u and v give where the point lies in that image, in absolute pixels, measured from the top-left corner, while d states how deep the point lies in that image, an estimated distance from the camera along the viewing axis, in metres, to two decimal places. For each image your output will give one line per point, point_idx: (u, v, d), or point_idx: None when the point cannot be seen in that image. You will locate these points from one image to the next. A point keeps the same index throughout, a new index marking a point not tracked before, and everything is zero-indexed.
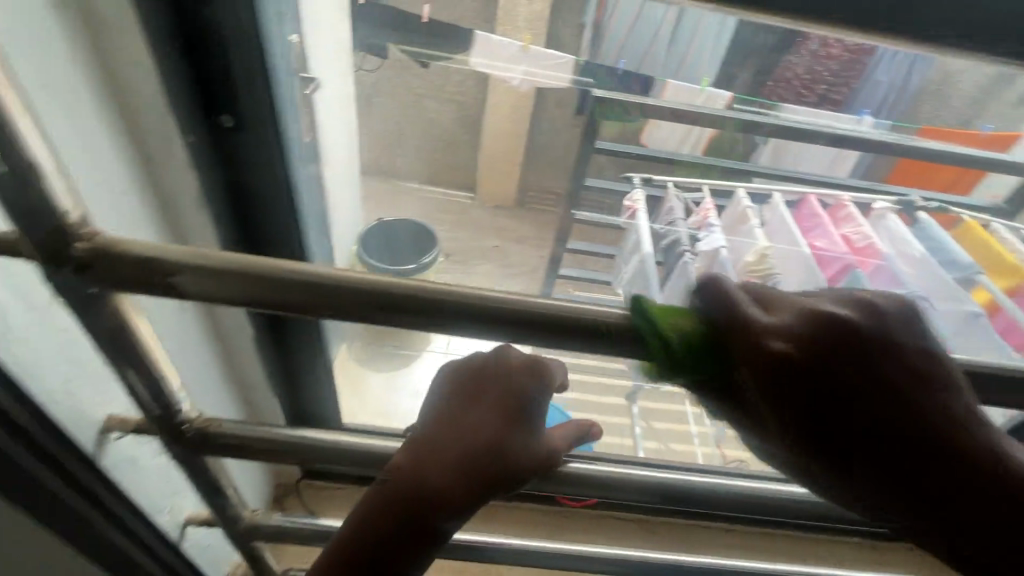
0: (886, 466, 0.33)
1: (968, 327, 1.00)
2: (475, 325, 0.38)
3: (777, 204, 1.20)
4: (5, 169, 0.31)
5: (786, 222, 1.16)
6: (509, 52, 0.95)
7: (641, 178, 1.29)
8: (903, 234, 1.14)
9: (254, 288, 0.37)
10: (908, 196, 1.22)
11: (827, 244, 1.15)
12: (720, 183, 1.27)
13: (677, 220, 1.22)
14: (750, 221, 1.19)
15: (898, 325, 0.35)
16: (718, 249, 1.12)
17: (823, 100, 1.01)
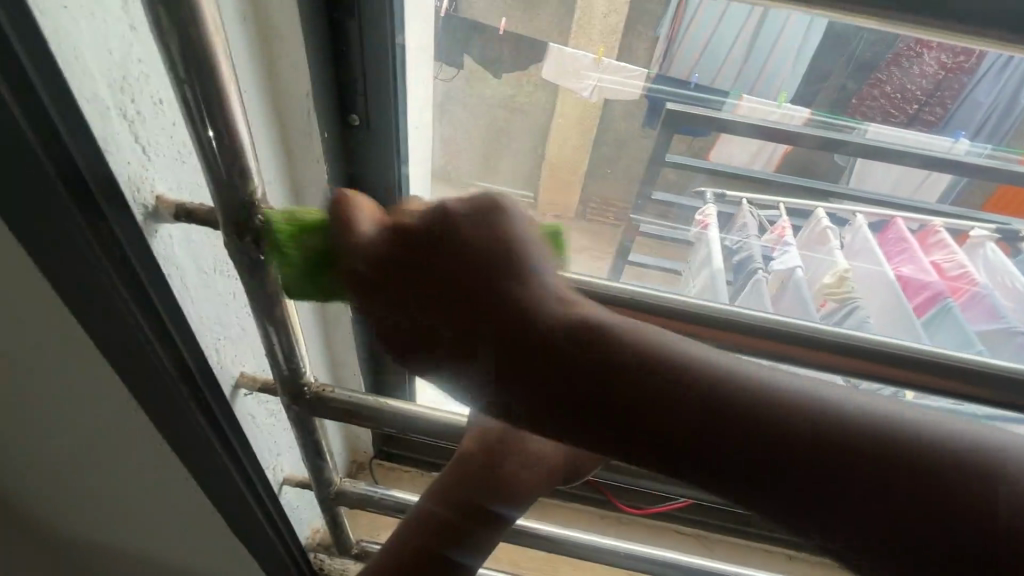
0: (512, 361, 0.45)
1: None
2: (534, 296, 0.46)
3: (860, 227, 1.16)
4: (216, 143, 0.38)
5: (870, 244, 1.11)
6: (583, 64, 0.97)
7: (714, 194, 1.29)
8: (1002, 263, 1.06)
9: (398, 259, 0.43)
10: (1011, 225, 1.12)
11: (915, 271, 1.08)
12: (800, 201, 1.23)
13: (751, 239, 1.20)
14: (831, 243, 1.14)
15: (463, 221, 0.46)
16: (792, 270, 1.10)
17: (915, 120, 0.95)
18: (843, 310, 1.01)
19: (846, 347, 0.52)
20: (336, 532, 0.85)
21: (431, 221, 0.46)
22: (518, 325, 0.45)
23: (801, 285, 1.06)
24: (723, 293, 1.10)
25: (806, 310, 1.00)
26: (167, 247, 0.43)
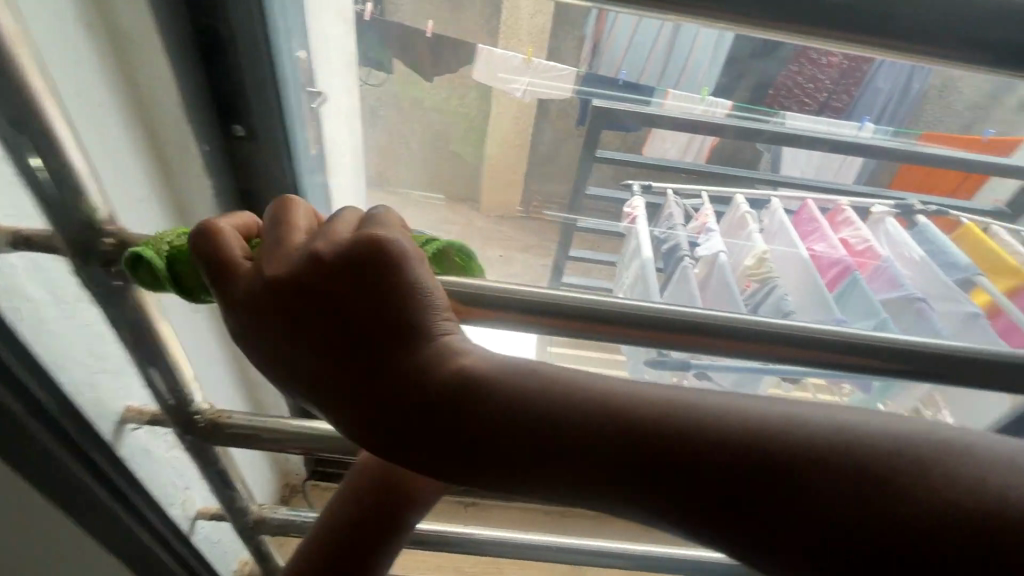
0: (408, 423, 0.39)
1: (967, 324, 0.99)
2: (509, 314, 0.44)
3: (775, 210, 1.22)
4: (45, 171, 0.37)
5: (785, 226, 1.17)
6: (511, 65, 0.96)
7: (641, 185, 1.32)
8: (901, 237, 1.14)
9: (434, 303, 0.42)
10: (907, 201, 1.22)
11: (826, 247, 1.14)
12: (720, 190, 1.30)
13: (676, 227, 1.24)
14: (751, 225, 1.20)
15: (333, 263, 0.40)
16: (717, 254, 1.13)
17: (824, 108, 1.02)
18: (763, 293, 1.07)
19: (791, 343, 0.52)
20: (264, 563, 0.81)
21: (302, 271, 0.40)
22: (416, 391, 0.39)
23: (726, 268, 1.10)
24: (653, 282, 1.14)
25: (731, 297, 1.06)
26: (7, 282, 0.41)
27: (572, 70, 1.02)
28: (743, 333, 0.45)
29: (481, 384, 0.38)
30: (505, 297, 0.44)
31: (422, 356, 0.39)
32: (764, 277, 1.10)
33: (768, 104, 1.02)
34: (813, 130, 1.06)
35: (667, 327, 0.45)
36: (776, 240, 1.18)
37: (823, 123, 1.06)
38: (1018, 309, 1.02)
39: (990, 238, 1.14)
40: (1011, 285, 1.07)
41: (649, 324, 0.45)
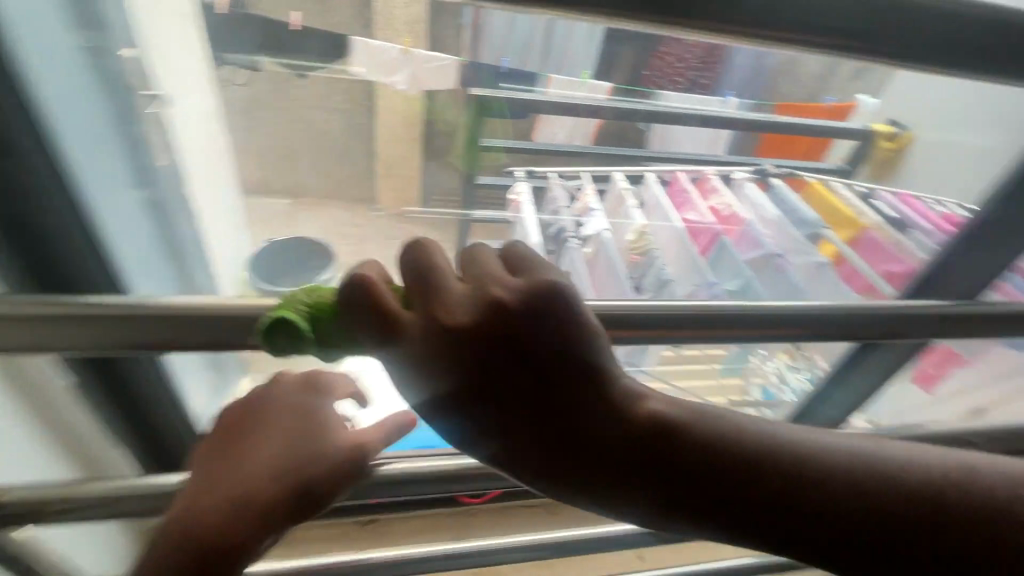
0: (579, 459, 0.42)
1: (817, 275, 1.25)
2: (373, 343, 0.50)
3: (650, 184, 1.36)
4: None
5: (661, 203, 1.36)
6: (390, 57, 0.89)
7: (523, 171, 1.34)
8: (762, 202, 1.32)
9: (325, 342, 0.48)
10: (762, 165, 1.29)
11: (697, 217, 1.36)
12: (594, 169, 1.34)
13: (561, 212, 1.39)
14: (631, 205, 1.38)
15: (520, 313, 0.42)
16: (600, 233, 1.37)
17: (693, 85, 0.98)
18: (647, 266, 1.35)
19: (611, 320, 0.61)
20: None
21: (478, 317, 0.41)
22: (597, 429, 0.42)
23: (608, 244, 1.36)
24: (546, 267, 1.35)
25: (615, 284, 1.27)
26: None
27: (454, 58, 0.93)
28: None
29: (682, 425, 0.43)
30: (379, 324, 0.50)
31: (608, 398, 0.42)
32: (643, 249, 1.38)
33: (646, 85, 0.99)
34: (681, 105, 1.06)
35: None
36: (654, 216, 1.38)
37: (694, 98, 1.04)
38: (857, 258, 1.22)
39: (833, 194, 1.25)
40: (854, 230, 1.23)
41: None
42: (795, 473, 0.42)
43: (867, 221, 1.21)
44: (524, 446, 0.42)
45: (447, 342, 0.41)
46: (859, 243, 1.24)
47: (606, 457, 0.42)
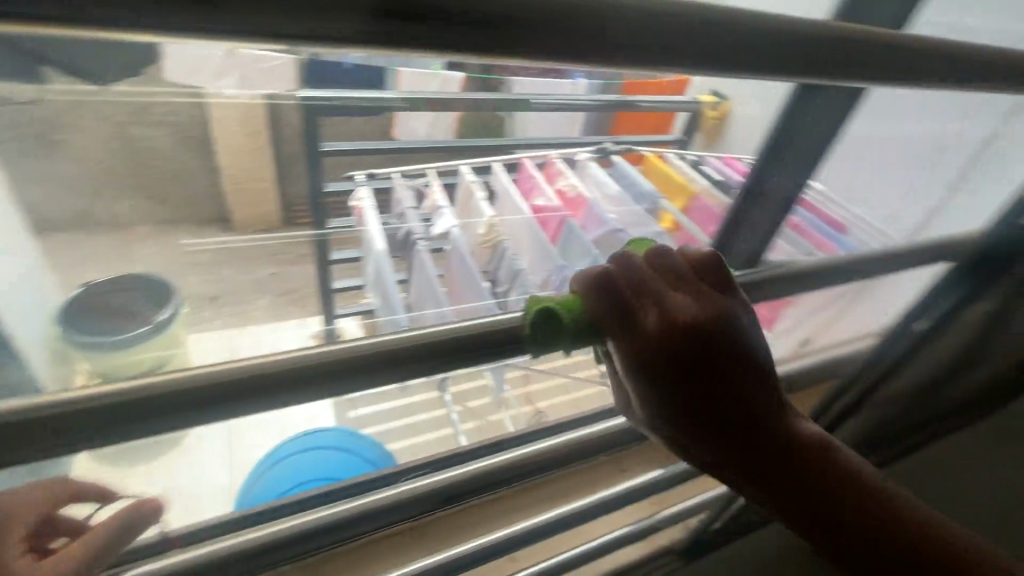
0: (755, 448, 0.48)
1: None
2: (195, 413, 0.37)
3: (498, 174, 1.16)
4: None
5: (510, 194, 1.18)
6: (213, 60, 0.65)
7: (364, 175, 1.08)
8: (603, 179, 1.17)
9: (247, 389, 0.38)
10: (602, 144, 1.14)
11: (546, 203, 1.17)
12: (442, 166, 1.12)
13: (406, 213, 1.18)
14: (479, 199, 1.16)
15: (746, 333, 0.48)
16: (449, 231, 1.23)
17: (547, 71, 0.81)
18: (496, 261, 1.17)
19: (515, 338, 0.46)
20: None
21: (709, 324, 0.46)
22: (777, 427, 0.49)
23: (459, 242, 1.22)
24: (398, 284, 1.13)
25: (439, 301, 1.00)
26: None
27: (288, 57, 0.70)
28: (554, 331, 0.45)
29: (833, 441, 0.51)
30: (247, 371, 0.38)
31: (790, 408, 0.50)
32: (494, 242, 1.18)
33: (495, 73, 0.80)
34: (534, 92, 0.88)
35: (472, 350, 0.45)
36: (504, 208, 1.18)
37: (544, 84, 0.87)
38: (691, 224, 1.14)
39: (668, 165, 1.19)
40: (687, 198, 1.13)
41: (375, 361, 0.42)
42: (889, 494, 0.51)
43: (697, 186, 1.11)
44: (715, 427, 0.47)
45: (682, 339, 0.45)
46: (693, 211, 1.14)
47: (772, 449, 0.48)
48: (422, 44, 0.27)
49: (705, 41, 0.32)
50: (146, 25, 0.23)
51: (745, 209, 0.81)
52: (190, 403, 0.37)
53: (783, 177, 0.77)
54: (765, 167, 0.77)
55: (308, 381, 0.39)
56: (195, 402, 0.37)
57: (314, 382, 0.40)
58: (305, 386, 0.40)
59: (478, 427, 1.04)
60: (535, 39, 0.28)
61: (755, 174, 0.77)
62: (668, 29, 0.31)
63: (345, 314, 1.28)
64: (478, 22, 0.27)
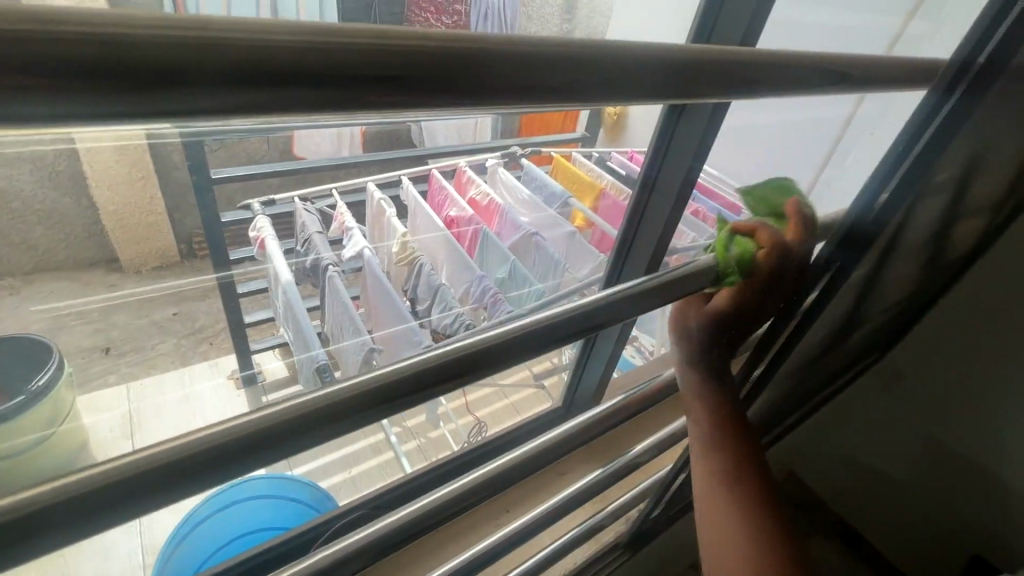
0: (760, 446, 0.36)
1: (570, 246, 1.06)
2: (130, 513, 0.21)
3: (408, 188, 1.11)
4: None
5: (420, 207, 1.08)
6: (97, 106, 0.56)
7: (261, 203, 1.08)
8: (513, 184, 1.15)
9: (215, 464, 0.22)
10: (510, 148, 1.18)
11: (460, 212, 1.09)
12: (346, 184, 1.11)
13: (313, 237, 1.02)
14: (390, 216, 1.06)
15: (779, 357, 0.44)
16: (363, 250, 1.02)
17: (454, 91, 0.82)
18: (414, 280, 1.02)
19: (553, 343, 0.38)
20: None
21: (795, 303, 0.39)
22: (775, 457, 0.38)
23: (375, 260, 1.00)
24: (303, 318, 0.96)
25: (352, 330, 0.94)
26: None
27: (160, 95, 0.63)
28: (623, 309, 0.34)
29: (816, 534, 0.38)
30: (216, 434, 0.22)
31: None
32: (411, 260, 1.03)
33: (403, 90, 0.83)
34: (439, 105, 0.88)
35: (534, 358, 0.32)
36: (418, 223, 1.10)
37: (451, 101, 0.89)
38: (605, 221, 1.12)
39: (576, 165, 1.21)
40: (595, 196, 1.17)
41: (406, 388, 0.27)
42: None
43: (603, 182, 1.16)
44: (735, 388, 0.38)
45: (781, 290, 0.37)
46: (601, 209, 1.17)
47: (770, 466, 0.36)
48: (464, 103, 0.19)
49: (762, 77, 0.26)
50: (61, 115, 0.13)
51: (643, 205, 0.62)
52: (124, 515, 0.21)
53: (672, 166, 0.58)
54: (656, 150, 0.59)
55: (312, 431, 0.24)
56: (134, 505, 0.21)
57: (323, 432, 0.25)
58: (308, 439, 0.25)
59: (420, 449, 0.99)
60: (590, 84, 0.21)
61: (648, 162, 0.60)
62: (724, 69, 0.24)
63: (260, 349, 1.25)
64: (527, 74, 0.19)
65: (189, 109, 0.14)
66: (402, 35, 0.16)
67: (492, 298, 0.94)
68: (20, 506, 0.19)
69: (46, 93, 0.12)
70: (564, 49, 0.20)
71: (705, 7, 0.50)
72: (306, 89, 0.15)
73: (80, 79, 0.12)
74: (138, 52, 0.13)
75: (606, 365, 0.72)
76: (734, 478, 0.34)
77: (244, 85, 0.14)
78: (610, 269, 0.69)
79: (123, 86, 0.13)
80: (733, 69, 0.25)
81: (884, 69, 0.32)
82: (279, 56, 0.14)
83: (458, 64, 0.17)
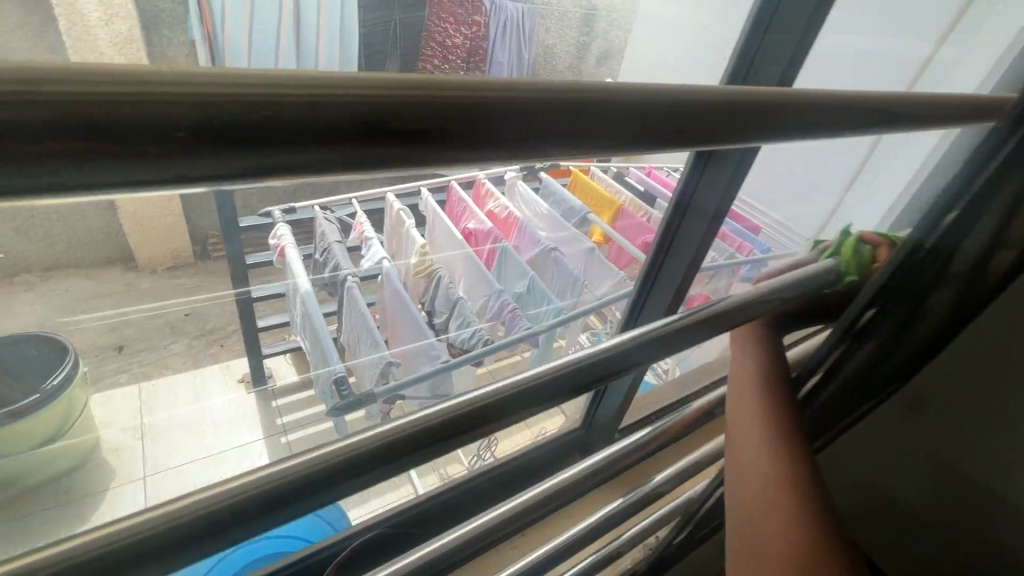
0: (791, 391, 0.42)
1: (588, 261, 1.06)
2: (186, 550, 0.23)
3: (427, 200, 1.11)
4: None
5: (439, 219, 1.08)
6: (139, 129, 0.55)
7: (282, 210, 1.08)
8: (532, 198, 1.15)
9: (254, 506, 0.24)
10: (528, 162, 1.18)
11: (478, 225, 1.08)
12: (366, 193, 1.11)
13: (332, 246, 1.02)
14: (409, 226, 1.06)
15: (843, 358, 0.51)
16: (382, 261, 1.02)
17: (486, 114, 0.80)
18: (432, 292, 1.02)
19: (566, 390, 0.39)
20: None
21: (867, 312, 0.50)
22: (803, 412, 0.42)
23: (394, 272, 1.00)
24: (322, 328, 0.96)
25: (369, 343, 0.94)
26: None
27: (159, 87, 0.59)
28: (652, 347, 0.35)
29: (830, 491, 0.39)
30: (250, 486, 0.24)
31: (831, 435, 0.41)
32: (429, 272, 1.04)
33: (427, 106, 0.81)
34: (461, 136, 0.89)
35: (569, 394, 0.32)
36: (436, 235, 1.09)
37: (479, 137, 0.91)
38: (623, 237, 1.12)
39: (594, 180, 1.19)
40: (614, 213, 1.15)
41: (431, 437, 0.29)
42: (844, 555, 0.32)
43: (622, 200, 1.14)
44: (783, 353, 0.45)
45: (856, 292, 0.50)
46: (621, 227, 1.16)
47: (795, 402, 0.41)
48: (475, 157, 0.17)
49: (816, 114, 0.26)
50: (67, 185, 0.12)
51: (674, 228, 0.60)
52: (182, 550, 0.23)
53: (706, 189, 0.57)
54: (690, 172, 0.57)
55: (342, 476, 0.27)
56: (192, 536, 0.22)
57: (357, 475, 0.27)
58: (342, 484, 0.27)
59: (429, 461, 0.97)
60: (650, 131, 0.20)
61: (681, 186, 0.58)
62: (775, 111, 0.24)
63: (273, 354, 1.25)
64: (559, 127, 0.18)
65: (201, 175, 0.13)
66: (411, 88, 0.15)
67: (510, 313, 0.95)
68: (82, 552, 0.21)
69: (52, 162, 0.11)
70: (625, 107, 0.19)
71: (740, 45, 0.52)
72: (334, 146, 0.14)
73: (87, 144, 0.12)
74: (148, 117, 0.12)
75: (629, 385, 0.70)
76: (762, 394, 0.41)
77: (254, 146, 0.13)
78: (636, 295, 0.67)
79: (133, 152, 0.12)
80: (783, 108, 0.24)
81: (934, 107, 0.31)
82: (289, 113, 0.13)
83: (472, 116, 0.16)
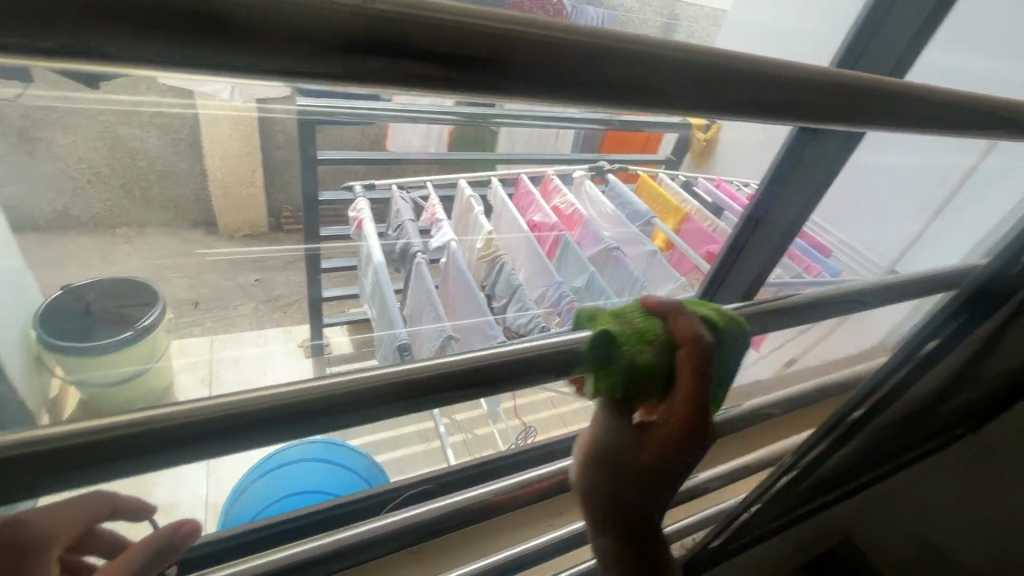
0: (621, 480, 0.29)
1: (649, 263, 1.08)
2: (238, 440, 0.24)
3: (497, 188, 1.13)
4: None
5: (507, 208, 1.12)
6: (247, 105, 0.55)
7: (362, 186, 1.14)
8: (598, 197, 1.15)
9: (296, 412, 0.25)
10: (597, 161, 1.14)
11: (543, 218, 1.10)
12: (440, 178, 1.15)
13: (405, 224, 1.07)
14: (478, 212, 1.10)
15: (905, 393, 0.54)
16: (450, 243, 1.06)
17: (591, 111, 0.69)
18: (494, 277, 1.06)
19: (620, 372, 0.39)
20: None
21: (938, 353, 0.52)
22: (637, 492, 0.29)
23: (459, 254, 1.05)
24: (391, 301, 1.01)
25: (431, 316, 1.00)
26: None
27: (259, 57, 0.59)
28: None
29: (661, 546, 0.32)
30: (290, 393, 0.25)
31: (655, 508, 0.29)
32: (493, 257, 1.08)
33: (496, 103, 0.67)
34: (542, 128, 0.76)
35: None
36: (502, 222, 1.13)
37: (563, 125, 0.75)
38: (685, 244, 1.13)
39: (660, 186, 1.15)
40: (679, 219, 1.13)
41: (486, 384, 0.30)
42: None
43: (689, 208, 1.11)
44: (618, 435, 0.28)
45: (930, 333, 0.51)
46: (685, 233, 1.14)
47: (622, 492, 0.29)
48: (555, 94, 0.19)
49: (920, 115, 0.26)
50: (160, 61, 0.14)
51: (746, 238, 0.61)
52: (269, 431, 0.25)
53: (782, 204, 0.58)
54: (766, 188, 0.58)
55: (384, 401, 0.27)
56: (266, 433, 0.25)
57: (398, 402, 0.27)
58: (376, 411, 0.27)
59: (465, 442, 1.00)
60: (753, 97, 0.21)
61: (756, 198, 0.59)
62: (878, 95, 0.24)
63: (333, 323, 1.32)
64: (670, 83, 0.20)
65: (285, 69, 0.15)
66: (510, 22, 0.17)
67: (567, 305, 0.98)
68: (143, 422, 0.22)
69: (158, 41, 0.14)
70: (729, 72, 0.20)
71: (850, 38, 0.57)
72: (432, 64, 0.16)
73: (179, 29, 0.13)
74: (239, 13, 0.14)
75: None
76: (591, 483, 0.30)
77: (360, 53, 0.15)
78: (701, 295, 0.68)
79: (227, 43, 0.14)
80: (883, 98, 0.24)
81: None
82: (396, 28, 0.15)
83: (557, 57, 0.18)
